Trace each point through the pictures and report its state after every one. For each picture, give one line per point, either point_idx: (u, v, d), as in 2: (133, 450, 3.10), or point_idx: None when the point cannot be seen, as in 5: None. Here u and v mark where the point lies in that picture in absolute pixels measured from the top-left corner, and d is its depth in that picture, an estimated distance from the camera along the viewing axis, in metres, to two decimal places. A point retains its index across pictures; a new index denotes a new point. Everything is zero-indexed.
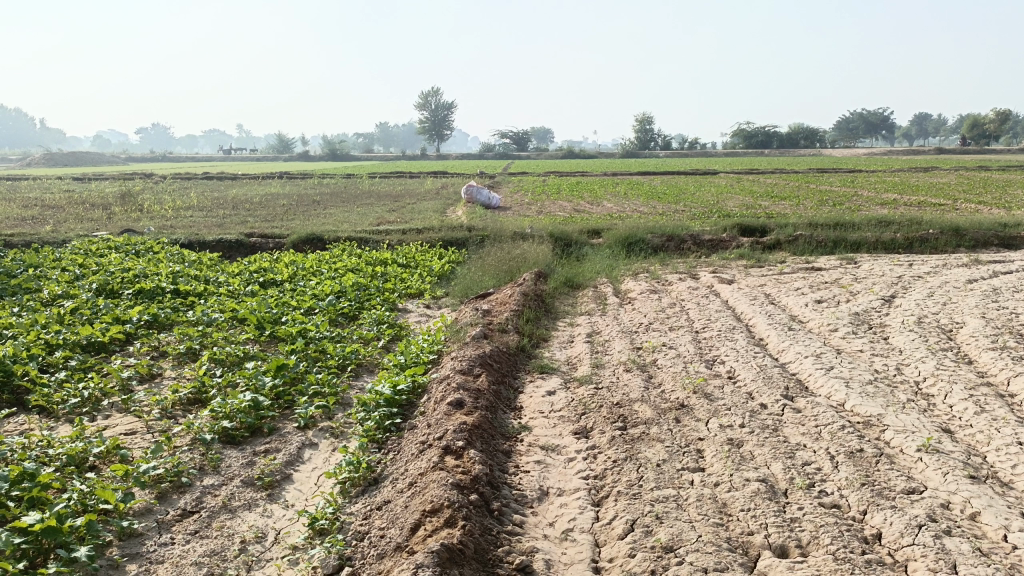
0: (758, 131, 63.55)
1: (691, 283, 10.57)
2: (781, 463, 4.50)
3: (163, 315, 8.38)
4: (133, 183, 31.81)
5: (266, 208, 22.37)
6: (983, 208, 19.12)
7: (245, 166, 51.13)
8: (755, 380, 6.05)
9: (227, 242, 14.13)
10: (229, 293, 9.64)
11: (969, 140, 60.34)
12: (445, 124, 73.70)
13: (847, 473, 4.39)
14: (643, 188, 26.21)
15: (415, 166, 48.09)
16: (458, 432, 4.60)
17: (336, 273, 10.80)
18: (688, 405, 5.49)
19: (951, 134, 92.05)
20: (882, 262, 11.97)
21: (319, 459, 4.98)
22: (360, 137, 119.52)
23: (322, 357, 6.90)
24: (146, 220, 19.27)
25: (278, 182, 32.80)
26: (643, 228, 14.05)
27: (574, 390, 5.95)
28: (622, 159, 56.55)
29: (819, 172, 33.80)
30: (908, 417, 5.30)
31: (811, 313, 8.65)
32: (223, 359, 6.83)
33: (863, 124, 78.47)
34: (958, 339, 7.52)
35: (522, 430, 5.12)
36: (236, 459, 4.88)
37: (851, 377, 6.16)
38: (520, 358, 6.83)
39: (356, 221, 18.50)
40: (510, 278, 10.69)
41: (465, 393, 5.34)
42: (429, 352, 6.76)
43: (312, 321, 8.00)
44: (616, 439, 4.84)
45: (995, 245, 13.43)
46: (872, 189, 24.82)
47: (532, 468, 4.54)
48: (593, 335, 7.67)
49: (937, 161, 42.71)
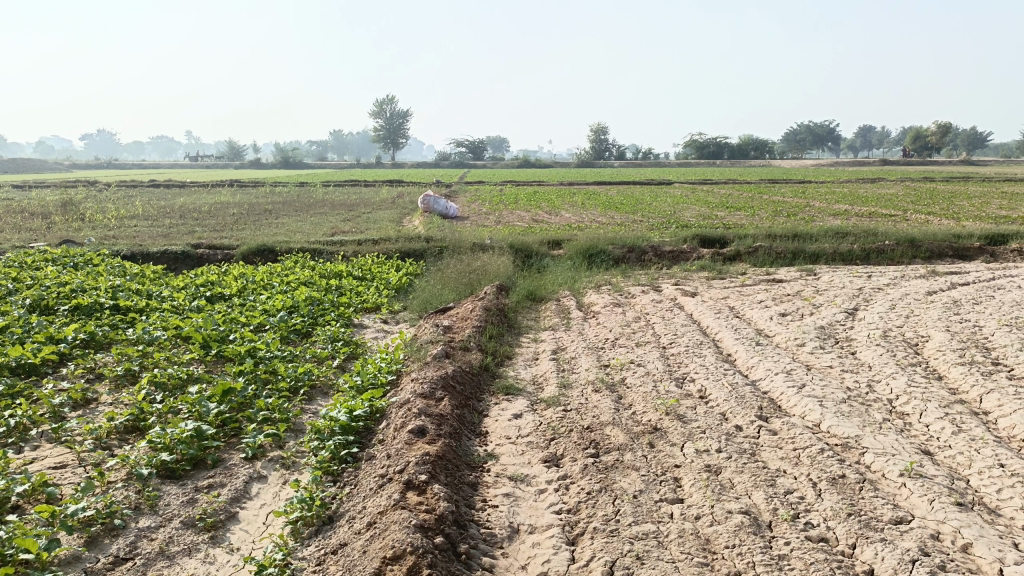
0: (710, 143, 64.44)
1: (655, 296, 10.39)
2: (763, 492, 4.27)
3: (101, 333, 7.86)
4: (74, 191, 30.58)
5: (216, 217, 21.66)
6: (933, 219, 19.47)
7: (195, 175, 49.85)
8: (728, 400, 5.83)
9: (172, 253, 13.54)
10: (173, 308, 9.13)
11: (912, 152, 62.03)
12: (399, 132, 73.03)
13: (832, 502, 4.17)
14: (600, 198, 26.07)
15: (370, 174, 47.45)
16: (420, 465, 4.26)
17: (288, 287, 10.35)
18: (661, 428, 5.24)
19: (895, 146, 94.64)
20: (841, 273, 11.97)
21: (269, 494, 4.59)
22: (314, 145, 118.08)
23: (273, 378, 6.49)
24: (87, 230, 18.44)
25: (228, 190, 31.95)
26: (603, 238, 13.86)
27: (541, 413, 5.66)
28: (577, 168, 56.70)
29: (770, 182, 34.26)
30: (886, 438, 5.13)
31: (777, 326, 8.51)
32: (164, 382, 6.37)
33: (811, 137, 80.16)
34: (926, 353, 7.44)
35: (488, 459, 4.81)
36: (176, 497, 4.46)
37: (825, 395, 5.99)
38: (483, 378, 6.51)
39: (309, 231, 18.01)
40: (471, 292, 10.36)
41: (427, 419, 5.00)
42: (387, 373, 6.41)
43: (262, 339, 7.56)
44: (589, 468, 4.56)
45: (950, 256, 13.57)
46: (822, 199, 25.15)
47: (501, 502, 4.23)
48: (558, 352, 7.40)
49: (882, 171, 43.65)
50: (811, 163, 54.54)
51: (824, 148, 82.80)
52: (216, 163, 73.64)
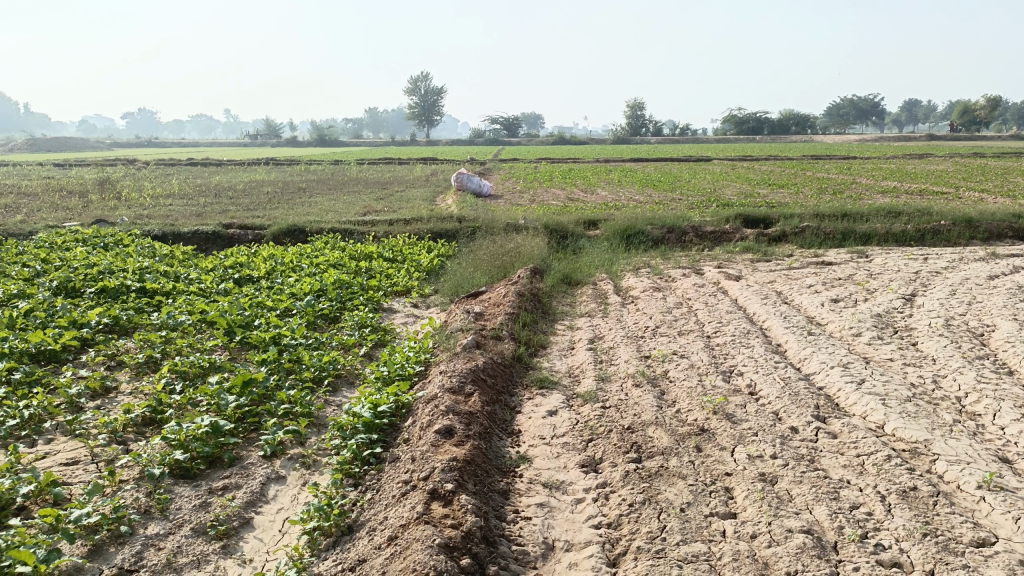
0: (749, 118, 62.90)
1: (697, 279, 9.91)
2: (826, 507, 3.85)
3: (125, 318, 7.64)
4: (113, 170, 30.85)
5: (250, 196, 21.57)
6: (989, 197, 18.57)
7: (232, 152, 50.07)
8: (781, 397, 5.39)
9: (203, 233, 13.38)
10: (200, 291, 8.91)
11: (961, 126, 59.76)
12: (434, 108, 72.45)
13: (904, 520, 3.74)
14: (636, 176, 25.49)
15: (404, 152, 47.06)
16: (447, 471, 3.92)
17: (317, 269, 10.06)
18: (709, 429, 4.83)
19: (942, 120, 91.60)
20: (895, 256, 11.33)
21: (286, 498, 4.30)
22: (349, 123, 118.48)
23: (296, 368, 6.19)
24: (122, 209, 18.42)
25: (263, 168, 32.04)
26: (642, 218, 13.35)
27: (578, 410, 5.28)
28: (612, 145, 55.92)
29: (813, 159, 33.21)
30: (959, 444, 4.66)
31: (829, 314, 7.99)
32: (185, 371, 6.11)
33: (854, 111, 77.76)
34: (993, 346, 6.87)
35: (521, 463, 4.45)
36: (188, 500, 4.19)
37: (887, 393, 5.50)
38: (515, 370, 6.15)
39: (341, 210, 17.73)
40: (504, 275, 9.97)
41: (455, 418, 4.64)
42: (415, 364, 6.07)
43: (287, 325, 7.28)
44: (631, 475, 4.18)
45: (1010, 237, 12.81)
46: (869, 176, 24.24)
47: (535, 513, 3.87)
48: (596, 341, 7.00)
49: (928, 147, 42.13)
50: (854, 139, 52.93)
51: (868, 124, 80.46)
52: (252, 141, 74.07)
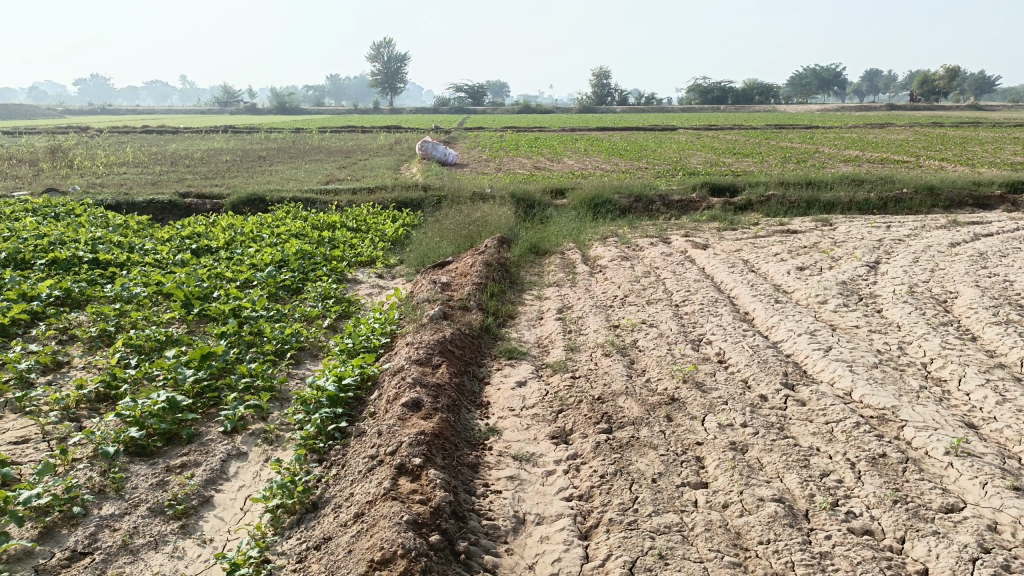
0: (714, 87, 62.99)
1: (664, 248, 9.88)
2: (796, 475, 3.83)
3: (77, 290, 7.36)
4: (64, 137, 29.81)
5: (208, 165, 21.01)
6: (948, 166, 18.85)
7: (189, 121, 48.75)
8: (750, 365, 5.37)
9: (159, 203, 12.97)
10: (156, 262, 8.62)
11: (920, 96, 60.52)
12: (398, 76, 71.22)
13: (874, 488, 3.73)
14: (602, 145, 25.40)
15: (367, 120, 46.27)
16: (415, 445, 3.82)
17: (278, 239, 9.81)
18: (679, 398, 4.79)
19: (902, 90, 92.82)
20: (859, 224, 11.42)
21: (248, 475, 4.17)
22: (310, 90, 116.27)
23: (257, 340, 6.01)
24: (75, 178, 17.80)
25: (222, 136, 31.25)
26: (609, 186, 13.25)
27: (547, 381, 5.20)
28: (577, 114, 55.62)
29: (777, 128, 33.33)
30: (926, 410, 4.69)
31: (796, 282, 8.01)
32: (141, 345, 5.89)
33: (816, 81, 78.27)
34: (956, 312, 6.95)
35: (490, 435, 4.37)
36: (145, 479, 4.03)
37: (855, 360, 5.52)
38: (483, 340, 6.04)
39: (304, 179, 17.37)
40: (470, 244, 9.83)
41: (422, 390, 4.53)
42: (380, 336, 5.94)
43: (248, 297, 7.07)
44: (602, 446, 4.12)
45: (970, 205, 12.99)
46: (832, 145, 24.44)
47: (505, 487, 3.80)
48: (565, 311, 6.92)
49: (887, 116, 42.63)
50: (816, 108, 53.34)
51: (830, 93, 81.12)
52: (211, 109, 72.20)
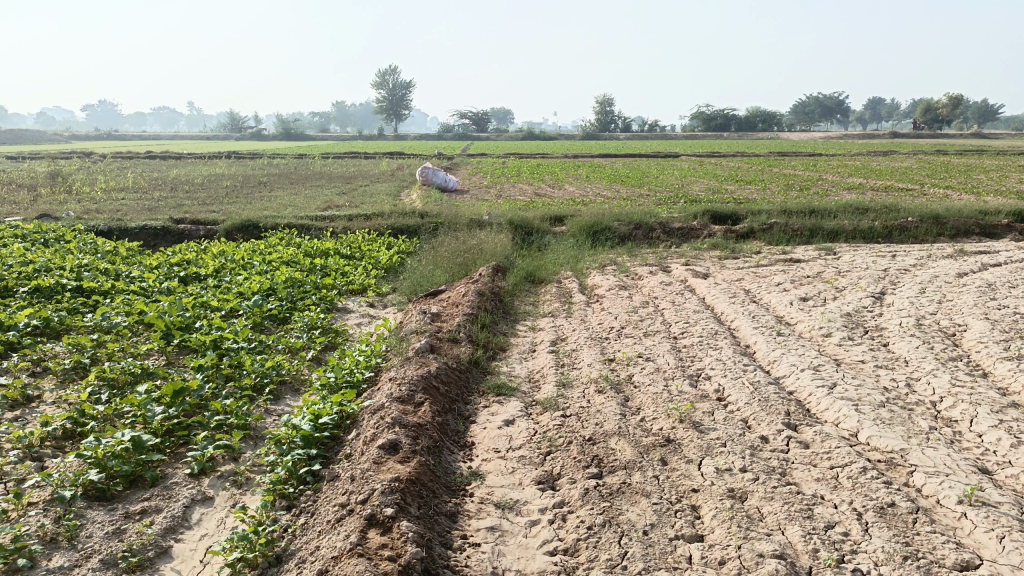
0: (717, 115, 63.17)
1: (664, 277, 9.65)
2: (798, 527, 3.55)
3: (57, 320, 7.13)
4: (66, 163, 29.80)
5: (208, 190, 20.90)
6: (953, 193, 18.65)
7: (194, 146, 48.94)
8: (750, 403, 5.10)
9: (152, 229, 12.79)
10: (141, 290, 8.40)
11: (922, 124, 60.58)
12: (403, 103, 71.60)
13: (883, 542, 3.45)
14: (604, 171, 25.24)
15: (372, 146, 46.40)
16: (388, 493, 3.56)
17: (269, 266, 9.61)
18: (674, 440, 4.52)
19: (905, 118, 93.16)
20: (863, 252, 11.18)
21: (212, 523, 3.91)
22: (315, 117, 117.15)
23: (236, 374, 5.77)
24: (72, 203, 17.69)
25: (224, 161, 31.22)
26: (609, 214, 13.05)
27: (536, 419, 4.94)
28: (581, 141, 55.74)
29: (780, 155, 33.22)
30: (936, 453, 4.42)
31: (799, 314, 7.75)
32: (114, 379, 5.65)
33: (819, 108, 78.56)
34: (966, 346, 6.68)
35: (472, 480, 4.11)
36: (101, 526, 3.77)
37: (861, 398, 5.25)
38: (472, 375, 5.79)
39: (301, 205, 17.22)
40: (465, 273, 9.61)
41: (401, 432, 4.27)
42: (364, 369, 5.69)
43: (231, 327, 6.83)
44: (590, 493, 3.85)
45: (976, 234, 12.74)
46: (835, 173, 24.29)
47: (484, 539, 3.53)
48: (558, 343, 6.67)
49: (891, 144, 42.58)
50: (819, 136, 53.37)
51: (833, 121, 81.29)
52: (216, 135, 72.55)
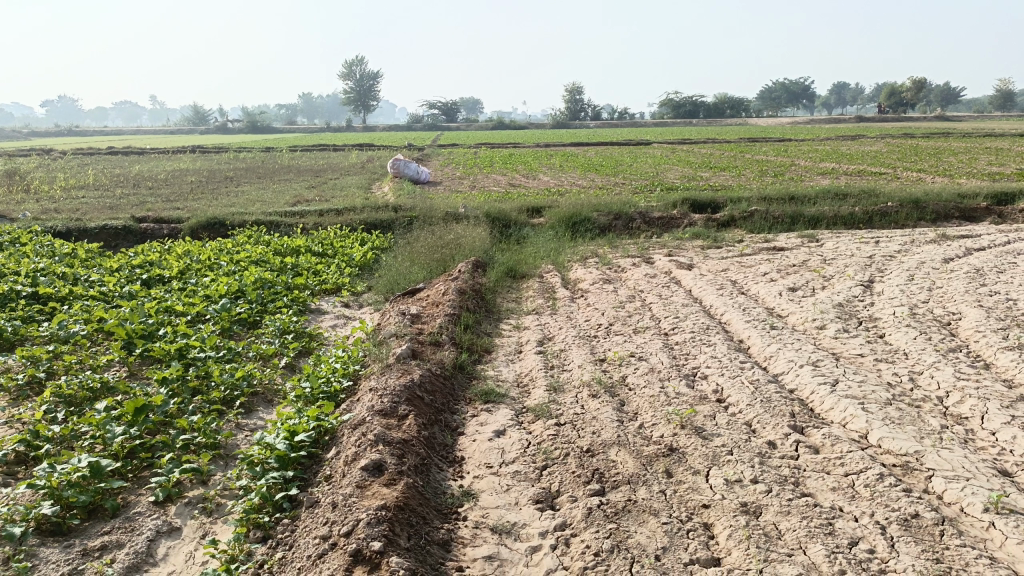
0: (686, 102, 63.20)
1: (648, 269, 9.37)
2: (821, 546, 3.29)
3: (9, 330, 6.65)
4: (24, 160, 28.71)
5: (172, 186, 20.27)
6: (926, 177, 18.66)
7: (156, 140, 47.67)
8: (753, 404, 4.83)
9: (112, 229, 12.25)
10: (102, 296, 7.94)
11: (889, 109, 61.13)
12: (372, 94, 70.51)
13: (913, 560, 3.20)
14: (578, 160, 24.96)
15: (340, 138, 45.62)
16: (375, 524, 3.24)
17: (237, 266, 9.17)
18: (678, 449, 4.24)
19: (869, 103, 94.25)
20: (846, 239, 11.02)
21: (180, 559, 3.56)
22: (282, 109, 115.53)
23: (204, 386, 5.37)
24: (29, 203, 16.97)
25: (189, 156, 30.39)
26: (587, 204, 12.76)
27: (528, 429, 4.63)
28: (552, 129, 55.42)
29: (751, 141, 33.19)
30: (953, 455, 4.18)
31: (790, 305, 7.52)
32: (71, 396, 5.23)
33: (785, 95, 79.03)
34: (963, 335, 6.49)
35: (464, 502, 3.79)
36: (54, 567, 3.39)
37: (866, 396, 5.01)
38: (457, 381, 5.47)
39: (270, 200, 16.71)
40: (443, 269, 9.26)
41: (385, 451, 3.94)
42: (342, 378, 5.34)
43: (197, 333, 6.41)
44: (595, 513, 3.56)
45: (956, 218, 12.65)
46: (808, 157, 24.26)
47: (482, 571, 3.23)
48: (545, 343, 6.37)
49: (858, 130, 42.86)
50: (787, 121, 53.55)
51: (801, 105, 81.73)
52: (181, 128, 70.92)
